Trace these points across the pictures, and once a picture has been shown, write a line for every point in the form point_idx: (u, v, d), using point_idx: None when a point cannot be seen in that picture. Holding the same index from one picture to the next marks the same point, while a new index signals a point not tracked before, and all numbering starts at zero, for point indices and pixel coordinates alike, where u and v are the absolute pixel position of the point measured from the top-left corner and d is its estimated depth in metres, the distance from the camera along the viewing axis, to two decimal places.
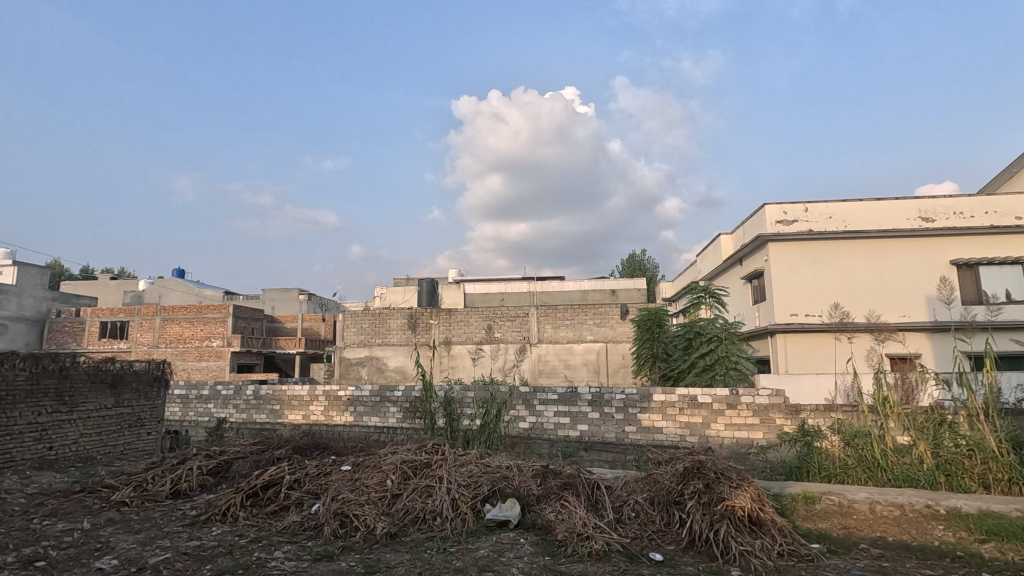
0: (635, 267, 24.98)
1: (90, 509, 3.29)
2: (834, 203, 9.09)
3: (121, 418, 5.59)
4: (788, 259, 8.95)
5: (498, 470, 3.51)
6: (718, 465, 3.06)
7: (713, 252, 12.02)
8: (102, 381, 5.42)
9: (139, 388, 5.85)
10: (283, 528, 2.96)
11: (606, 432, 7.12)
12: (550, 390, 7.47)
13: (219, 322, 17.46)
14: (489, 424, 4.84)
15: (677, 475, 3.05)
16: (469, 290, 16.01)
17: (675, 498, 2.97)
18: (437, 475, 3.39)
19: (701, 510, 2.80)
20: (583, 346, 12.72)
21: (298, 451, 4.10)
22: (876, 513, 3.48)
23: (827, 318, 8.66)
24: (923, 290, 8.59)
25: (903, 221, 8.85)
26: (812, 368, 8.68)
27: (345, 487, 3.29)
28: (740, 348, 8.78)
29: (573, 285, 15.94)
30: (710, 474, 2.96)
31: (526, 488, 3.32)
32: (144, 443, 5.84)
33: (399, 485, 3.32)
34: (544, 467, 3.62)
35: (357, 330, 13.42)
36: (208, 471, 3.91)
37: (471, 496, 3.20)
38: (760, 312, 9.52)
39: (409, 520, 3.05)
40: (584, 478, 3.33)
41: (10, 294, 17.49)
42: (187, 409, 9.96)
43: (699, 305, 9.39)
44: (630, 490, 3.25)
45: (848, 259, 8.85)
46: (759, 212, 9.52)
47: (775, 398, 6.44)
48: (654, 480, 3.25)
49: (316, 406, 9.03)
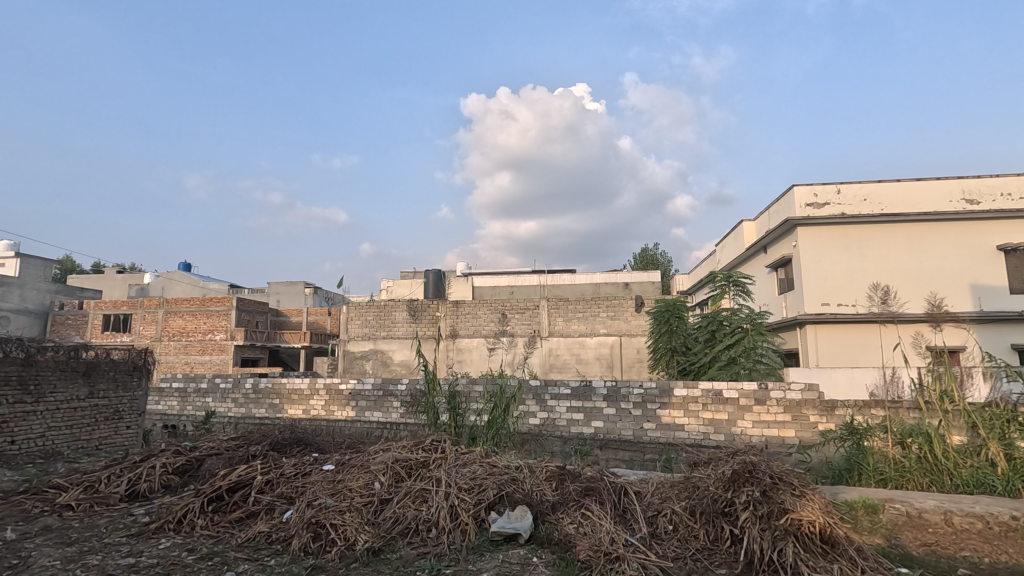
0: (646, 262, 24.31)
1: (27, 515, 2.81)
2: (869, 184, 8.44)
3: (96, 410, 5.13)
4: (818, 244, 8.34)
5: (506, 471, 2.98)
6: (775, 468, 2.52)
7: (734, 240, 11.40)
8: (73, 370, 4.96)
9: (117, 378, 5.39)
10: (244, 541, 2.45)
11: (622, 429, 6.57)
12: (562, 384, 6.95)
13: (222, 315, 17.07)
14: (497, 420, 4.27)
15: (723, 480, 2.50)
16: (478, 283, 15.46)
17: (722, 508, 2.41)
18: (434, 477, 2.88)
19: (759, 526, 2.24)
20: (596, 340, 12.16)
21: (280, 448, 3.60)
22: (954, 527, 2.91)
23: (863, 308, 8.06)
24: (967, 277, 7.96)
25: (946, 203, 8.17)
26: (846, 361, 8.03)
27: (324, 490, 2.78)
28: (768, 340, 8.16)
29: (585, 279, 15.36)
30: (766, 480, 2.40)
31: (538, 493, 2.78)
32: (123, 438, 5.39)
33: (388, 489, 2.81)
34: (561, 468, 3.08)
35: (361, 322, 12.95)
36: (174, 469, 3.41)
37: (473, 503, 2.67)
38: (788, 303, 8.93)
39: (396, 533, 2.53)
40: (608, 483, 2.80)
41: (13, 286, 17.17)
42: (185, 403, 9.50)
43: (723, 294, 8.78)
44: (663, 497, 2.71)
45: (885, 244, 8.20)
46: (788, 194, 8.90)
47: (809, 392, 5.86)
48: (694, 486, 2.70)
49: (317, 400, 8.56)
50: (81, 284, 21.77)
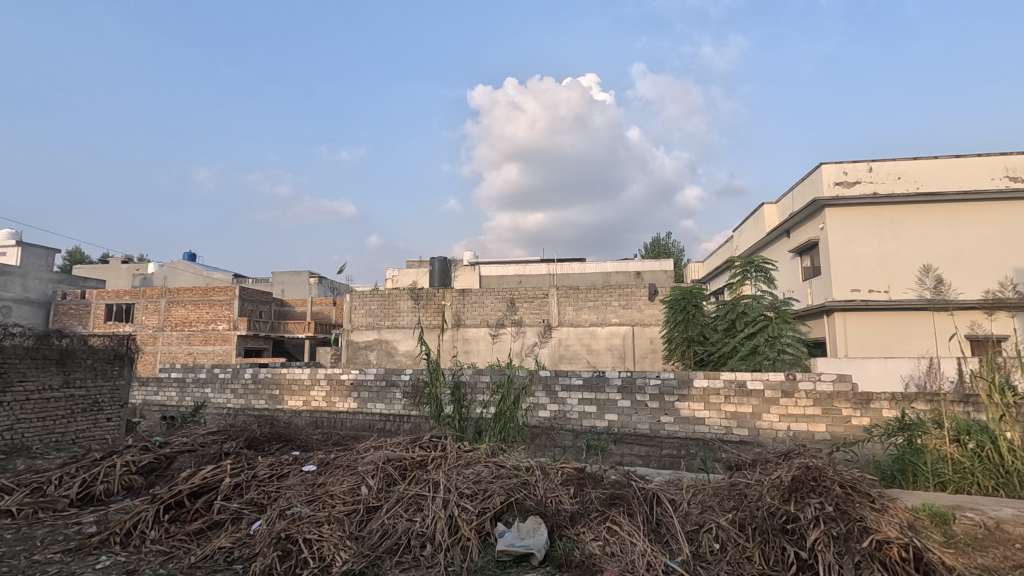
0: (658, 251, 23.81)
1: None
2: (903, 161, 7.84)
3: (71, 401, 4.75)
4: (847, 226, 7.81)
5: (515, 473, 2.55)
6: (844, 474, 2.09)
7: (754, 224, 10.85)
8: (45, 358, 4.58)
9: (95, 367, 5.01)
10: (198, 560, 2.05)
11: (638, 422, 6.12)
12: (574, 374, 6.51)
13: (225, 304, 16.75)
14: (505, 413, 3.81)
15: (781, 488, 2.05)
16: (486, 272, 14.99)
17: (783, 523, 1.94)
18: (431, 481, 2.46)
19: (834, 550, 1.79)
20: (608, 329, 11.68)
21: (258, 445, 3.18)
22: None
23: (895, 294, 7.58)
24: (1010, 261, 7.42)
25: (987, 181, 7.55)
26: (877, 351, 7.56)
27: (300, 497, 2.37)
28: (793, 328, 7.63)
29: (596, 267, 14.86)
30: (836, 490, 1.97)
31: (554, 500, 2.34)
32: (103, 432, 5.02)
33: (377, 495, 2.39)
34: (580, 470, 2.63)
35: (365, 311, 12.54)
36: (139, 469, 3.00)
37: (476, 514, 2.24)
38: (814, 289, 8.42)
39: (384, 550, 2.09)
40: (636, 489, 2.35)
41: (13, 276, 16.86)
42: (184, 394, 9.17)
43: (743, 280, 8.27)
44: (704, 507, 2.26)
45: (920, 226, 7.65)
46: (814, 173, 8.33)
47: (842, 384, 5.35)
48: (742, 494, 2.25)
49: (318, 391, 8.16)
50: (85, 275, 21.54)
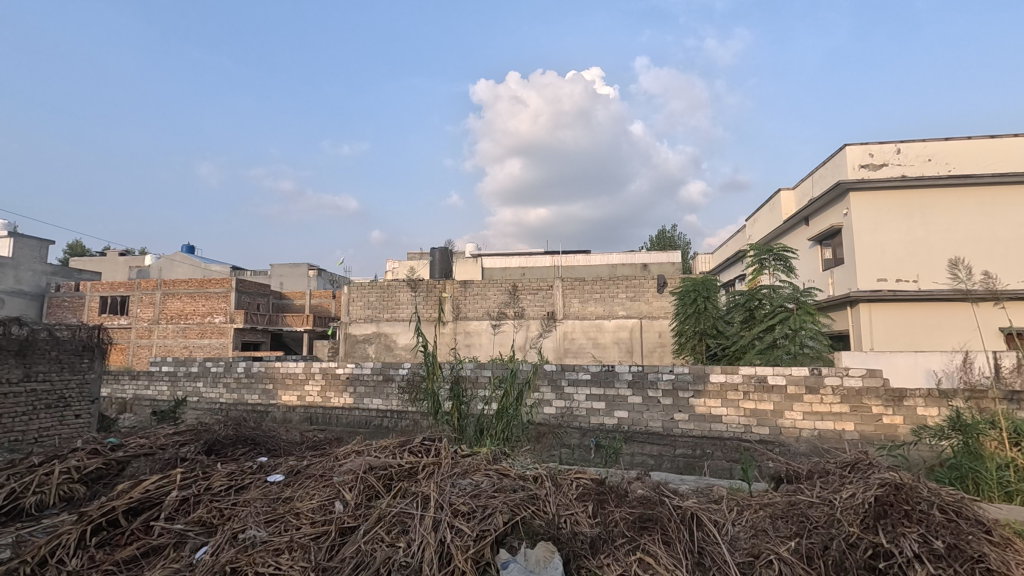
0: (665, 243, 23.31)
1: None
2: (933, 142, 7.32)
3: (34, 397, 4.34)
4: (873, 211, 7.33)
5: (519, 486, 2.12)
6: (942, 495, 1.67)
7: (771, 212, 10.35)
8: (2, 349, 4.16)
9: (61, 359, 4.60)
10: None
11: (650, 420, 5.66)
12: (581, 368, 6.07)
13: (222, 297, 16.36)
14: (507, 410, 3.34)
15: (860, 513, 1.62)
16: (488, 264, 14.54)
17: (870, 560, 1.52)
18: (421, 494, 2.03)
19: None
20: (615, 322, 11.23)
21: (220, 449, 2.75)
22: None
23: (924, 284, 7.11)
24: None
25: None
26: (903, 344, 7.12)
27: (259, 516, 1.95)
28: (814, 320, 7.14)
29: (601, 260, 14.38)
30: (937, 518, 1.55)
31: (568, 520, 1.90)
32: (69, 430, 4.61)
33: (353, 513, 1.95)
34: (597, 482, 2.20)
35: (363, 304, 12.10)
36: (83, 476, 2.57)
37: (473, 538, 1.80)
38: (836, 279, 7.95)
39: None
40: (670, 508, 1.91)
41: (6, 267, 16.48)
42: (174, 387, 8.76)
43: (760, 270, 7.78)
44: (756, 529, 1.82)
45: (951, 211, 7.16)
46: (837, 156, 7.83)
47: (872, 379, 4.90)
48: (804, 516, 1.80)
49: (312, 386, 7.73)
50: (81, 267, 21.15)
